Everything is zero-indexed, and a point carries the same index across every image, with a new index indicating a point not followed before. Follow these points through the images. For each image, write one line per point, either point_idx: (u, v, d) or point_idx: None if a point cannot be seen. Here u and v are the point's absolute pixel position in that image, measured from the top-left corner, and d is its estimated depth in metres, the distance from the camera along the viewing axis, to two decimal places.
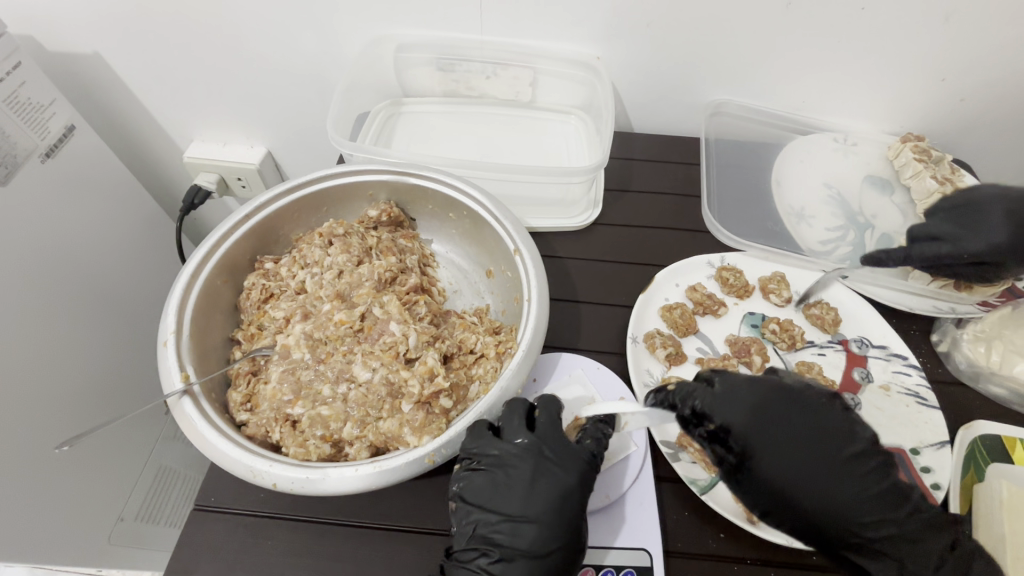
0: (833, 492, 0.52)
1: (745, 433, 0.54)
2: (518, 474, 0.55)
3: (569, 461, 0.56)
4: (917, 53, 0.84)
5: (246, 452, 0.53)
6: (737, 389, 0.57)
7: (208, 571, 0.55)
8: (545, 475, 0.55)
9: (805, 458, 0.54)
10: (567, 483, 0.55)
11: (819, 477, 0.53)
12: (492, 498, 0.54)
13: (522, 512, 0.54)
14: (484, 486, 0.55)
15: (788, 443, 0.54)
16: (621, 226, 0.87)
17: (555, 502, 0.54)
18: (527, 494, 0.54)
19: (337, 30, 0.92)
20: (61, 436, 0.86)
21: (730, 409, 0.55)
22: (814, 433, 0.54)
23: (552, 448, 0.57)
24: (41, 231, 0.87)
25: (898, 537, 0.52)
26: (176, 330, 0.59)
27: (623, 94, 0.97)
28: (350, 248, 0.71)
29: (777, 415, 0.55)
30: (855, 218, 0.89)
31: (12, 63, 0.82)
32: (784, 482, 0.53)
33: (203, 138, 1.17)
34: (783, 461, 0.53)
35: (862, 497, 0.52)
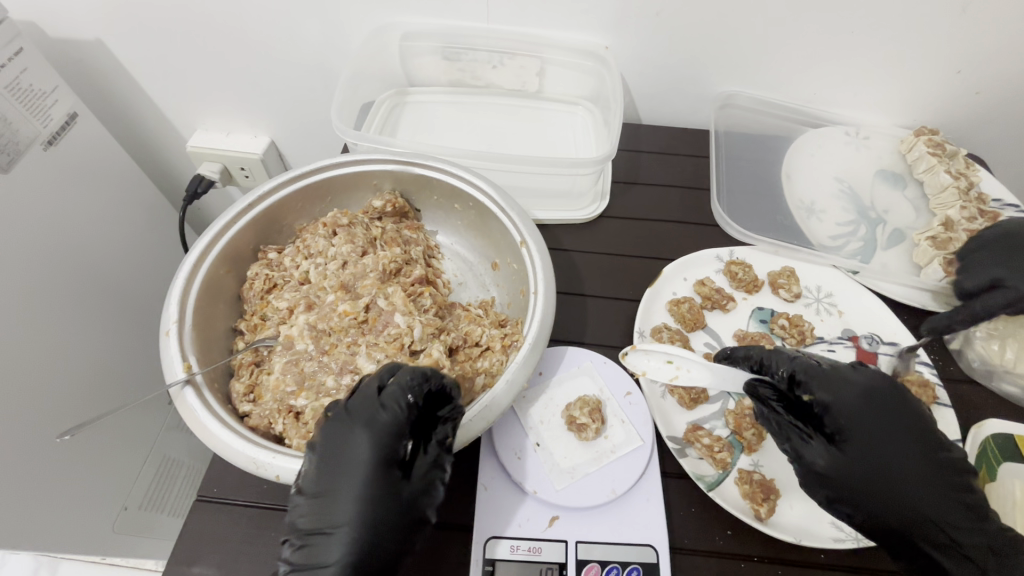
0: (900, 481, 0.53)
1: (845, 410, 0.56)
2: (325, 443, 0.51)
3: (367, 420, 0.52)
4: (933, 44, 0.83)
5: (248, 443, 0.52)
6: (845, 371, 0.58)
7: (209, 565, 0.55)
8: (353, 446, 0.50)
9: (892, 449, 0.54)
10: (360, 445, 0.50)
11: (897, 462, 0.54)
12: (314, 478, 0.50)
13: (325, 487, 0.49)
14: (314, 470, 0.50)
15: (882, 429, 0.55)
16: (628, 219, 0.86)
17: (355, 465, 0.50)
18: (337, 468, 0.50)
19: (342, 17, 0.91)
20: (62, 425, 0.86)
21: (835, 387, 0.57)
22: (905, 425, 0.56)
23: (356, 408, 0.52)
24: (43, 218, 0.87)
25: (949, 536, 0.51)
26: (178, 320, 0.59)
27: (632, 86, 0.96)
28: (354, 238, 0.70)
29: (880, 403, 0.56)
30: (866, 214, 0.88)
31: (13, 48, 0.81)
32: (858, 461, 0.54)
33: (206, 127, 1.16)
34: (871, 444, 0.55)
35: (927, 489, 0.53)
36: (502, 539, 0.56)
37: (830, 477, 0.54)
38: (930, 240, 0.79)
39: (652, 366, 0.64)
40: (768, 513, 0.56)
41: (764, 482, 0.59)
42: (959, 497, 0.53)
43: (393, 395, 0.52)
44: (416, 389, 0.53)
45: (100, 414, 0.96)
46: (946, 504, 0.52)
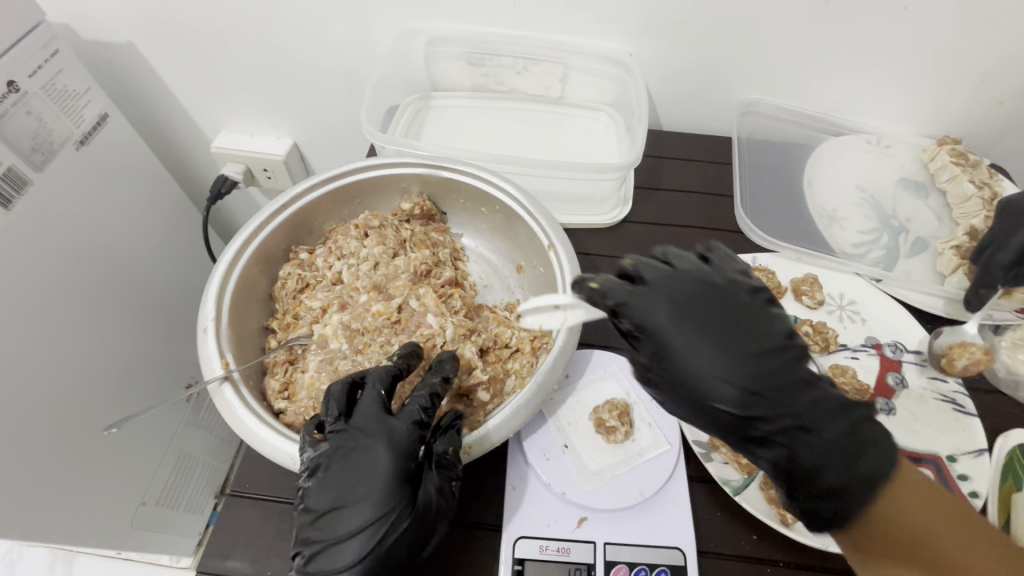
0: (726, 385, 0.50)
1: (660, 326, 0.53)
2: (336, 453, 0.52)
3: (381, 432, 0.53)
4: (957, 54, 0.83)
5: (286, 440, 0.53)
6: (659, 286, 0.55)
7: (243, 559, 0.55)
8: (364, 459, 0.51)
9: (745, 364, 0.50)
10: (375, 454, 0.52)
11: (718, 363, 0.51)
12: (324, 489, 0.51)
13: (336, 499, 0.50)
14: (323, 482, 0.51)
15: (704, 336, 0.52)
16: (650, 224, 0.87)
17: (367, 477, 0.51)
18: (347, 481, 0.51)
19: (369, 23, 0.92)
20: (110, 418, 0.93)
21: (649, 306, 0.54)
22: (732, 322, 0.52)
23: (365, 423, 0.53)
24: (72, 215, 0.88)
25: (795, 428, 0.49)
26: (215, 318, 0.60)
27: (654, 92, 0.97)
28: (386, 240, 0.71)
29: (702, 305, 0.53)
30: (888, 222, 0.88)
31: (50, 51, 0.83)
32: (679, 372, 0.52)
33: (230, 128, 1.17)
34: (693, 351, 0.51)
35: (752, 387, 0.50)
36: (530, 539, 0.57)
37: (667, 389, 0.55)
38: (954, 249, 0.80)
39: (543, 318, 0.65)
40: (795, 519, 0.57)
41: None
42: (816, 403, 0.50)
43: (411, 414, 0.54)
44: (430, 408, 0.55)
45: (140, 410, 1.02)
46: (783, 398, 0.50)
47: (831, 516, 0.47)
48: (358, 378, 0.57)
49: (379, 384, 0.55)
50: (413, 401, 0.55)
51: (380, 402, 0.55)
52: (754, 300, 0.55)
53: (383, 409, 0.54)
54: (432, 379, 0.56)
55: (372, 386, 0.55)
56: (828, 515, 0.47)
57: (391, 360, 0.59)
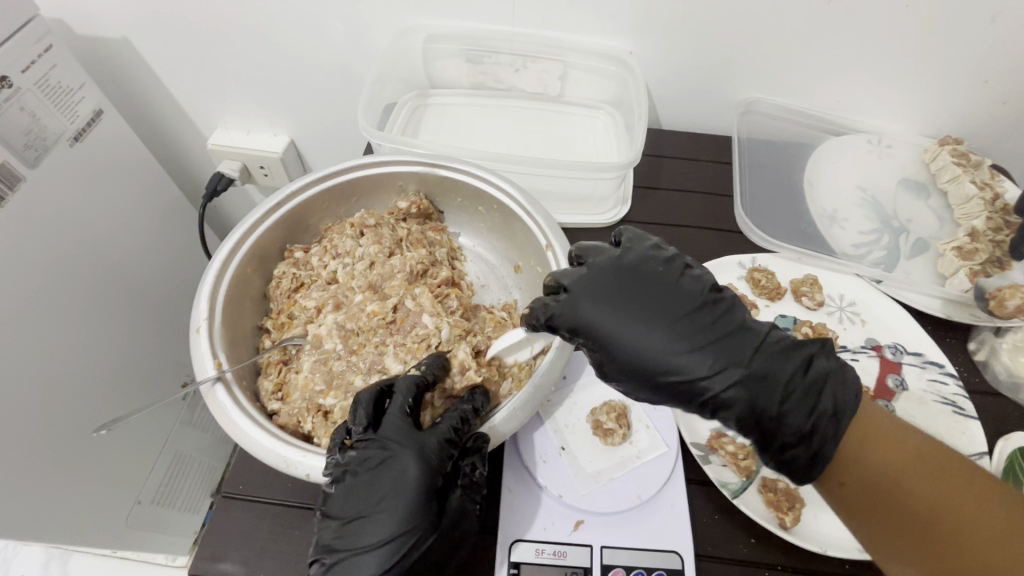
0: (673, 361, 0.51)
1: (596, 323, 0.52)
2: (365, 463, 0.52)
3: (411, 444, 0.52)
4: (961, 53, 0.82)
5: (278, 442, 0.52)
6: (580, 286, 0.54)
7: (236, 561, 0.55)
8: (390, 471, 0.52)
9: (688, 336, 0.51)
10: (404, 466, 0.51)
11: (657, 344, 0.51)
12: (350, 497, 0.51)
13: (360, 509, 0.51)
14: (349, 491, 0.51)
15: (643, 323, 0.52)
16: (649, 224, 0.86)
17: (393, 490, 0.51)
18: (373, 492, 0.51)
19: (366, 19, 0.91)
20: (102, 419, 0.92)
21: (578, 306, 0.53)
22: (655, 299, 0.53)
23: (396, 434, 0.53)
24: (66, 212, 0.87)
25: (751, 390, 0.50)
26: (208, 318, 0.59)
27: (654, 90, 0.96)
28: (382, 239, 0.70)
29: (621, 289, 0.53)
30: (889, 222, 0.87)
31: (44, 45, 0.82)
32: (623, 362, 0.52)
33: (226, 125, 1.16)
34: (629, 338, 0.52)
35: (697, 355, 0.51)
36: (527, 541, 0.57)
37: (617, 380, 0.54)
38: (955, 250, 0.79)
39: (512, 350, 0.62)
40: (793, 521, 0.56)
41: (789, 490, 0.59)
42: (768, 353, 0.51)
43: (440, 429, 0.54)
44: (463, 427, 0.55)
45: (134, 410, 1.02)
46: (735, 360, 0.50)
47: (809, 462, 0.50)
48: (386, 387, 0.56)
49: (408, 394, 0.55)
50: (447, 419, 0.55)
51: (407, 413, 0.54)
52: (671, 270, 0.55)
53: (411, 420, 0.54)
54: (463, 406, 0.56)
55: (401, 392, 0.55)
56: (805, 460, 0.50)
57: (418, 369, 0.58)
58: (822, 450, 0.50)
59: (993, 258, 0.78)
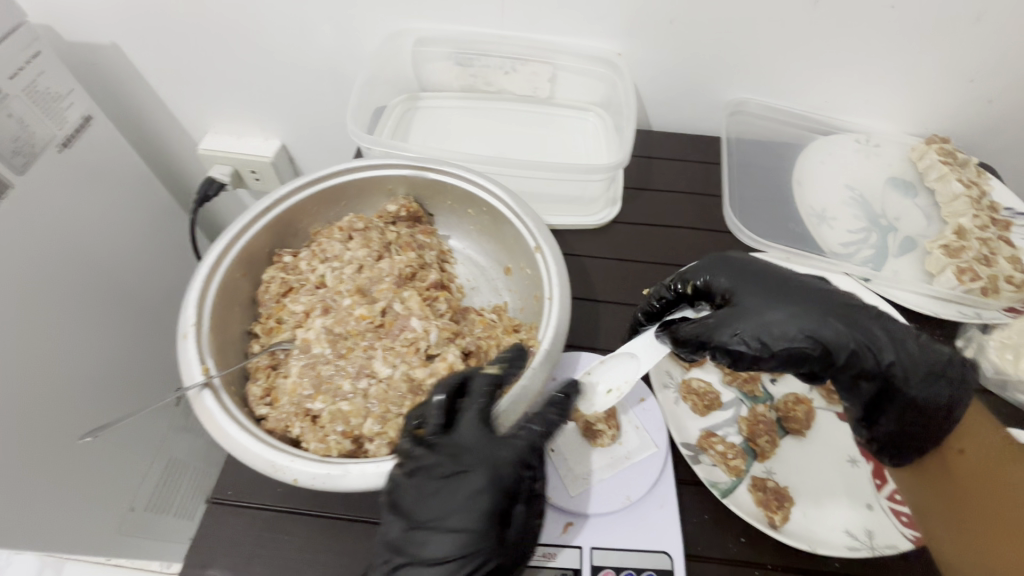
0: (804, 311, 0.57)
1: (734, 283, 0.61)
2: (432, 472, 0.51)
3: (482, 461, 0.52)
4: (945, 52, 0.83)
5: (267, 447, 0.52)
6: (718, 259, 0.64)
7: (224, 567, 0.55)
8: (467, 481, 0.51)
9: (816, 299, 0.59)
10: (473, 483, 0.51)
11: (792, 300, 0.58)
12: (420, 505, 0.50)
13: (431, 517, 0.50)
14: (418, 497, 0.51)
15: (775, 284, 0.60)
16: (639, 225, 0.86)
17: (462, 501, 0.50)
18: (446, 500, 0.50)
19: (355, 23, 0.91)
20: (85, 427, 0.90)
21: (716, 273, 0.63)
22: (773, 271, 0.62)
23: (468, 443, 0.53)
24: (55, 218, 0.87)
25: (885, 338, 0.57)
26: (196, 323, 0.59)
27: (643, 91, 0.96)
28: (370, 243, 0.71)
29: (754, 264, 0.63)
30: (877, 221, 0.88)
31: (31, 51, 0.82)
32: (766, 316, 0.56)
33: (217, 130, 1.16)
34: (766, 295, 0.59)
35: (831, 309, 0.58)
36: None
37: (759, 339, 0.55)
38: (942, 248, 0.79)
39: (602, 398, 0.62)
40: (782, 520, 0.57)
41: (777, 489, 0.60)
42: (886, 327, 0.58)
43: (514, 437, 0.53)
44: (542, 437, 0.54)
45: (123, 415, 1.00)
46: (863, 316, 0.59)
47: (947, 399, 0.56)
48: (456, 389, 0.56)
49: (482, 398, 0.55)
50: (526, 428, 0.54)
51: (480, 417, 0.54)
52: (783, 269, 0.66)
53: (483, 426, 0.54)
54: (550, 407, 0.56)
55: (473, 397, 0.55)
56: (945, 398, 0.56)
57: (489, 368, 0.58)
58: (957, 390, 0.57)
59: (980, 255, 0.77)
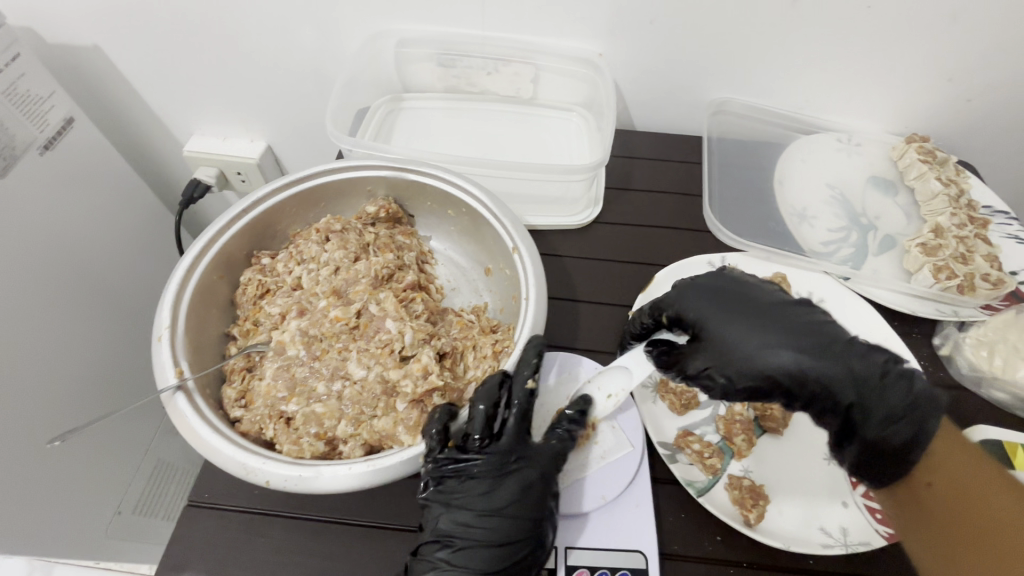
0: (768, 348, 0.57)
1: (702, 314, 0.61)
2: (490, 469, 0.56)
3: (536, 460, 0.57)
4: (924, 52, 0.83)
5: (239, 449, 0.52)
6: (694, 284, 0.64)
7: (199, 570, 0.55)
8: (522, 478, 0.55)
9: (785, 331, 0.58)
10: (529, 480, 0.55)
11: (760, 332, 0.58)
12: (473, 498, 0.54)
13: (485, 509, 0.54)
14: (471, 491, 0.55)
15: (743, 316, 0.59)
16: (620, 224, 0.86)
17: (515, 499, 0.54)
18: (499, 495, 0.55)
19: (337, 24, 0.91)
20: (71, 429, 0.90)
21: (689, 301, 0.63)
22: (752, 297, 0.61)
23: (520, 444, 0.58)
24: (38, 221, 0.87)
25: (850, 373, 0.56)
26: (170, 325, 0.59)
27: (626, 92, 0.97)
28: (347, 244, 0.70)
29: (728, 290, 0.62)
30: (858, 220, 0.88)
31: (11, 54, 0.82)
32: (729, 350, 0.58)
33: (202, 131, 1.16)
34: (732, 326, 0.59)
35: (799, 342, 0.57)
36: None
37: (717, 374, 0.58)
38: (920, 247, 0.80)
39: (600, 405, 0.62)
40: (757, 519, 0.57)
41: (753, 487, 0.60)
42: (857, 358, 0.57)
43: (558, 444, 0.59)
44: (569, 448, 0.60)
45: (94, 418, 0.96)
46: (833, 349, 0.57)
47: (906, 441, 0.54)
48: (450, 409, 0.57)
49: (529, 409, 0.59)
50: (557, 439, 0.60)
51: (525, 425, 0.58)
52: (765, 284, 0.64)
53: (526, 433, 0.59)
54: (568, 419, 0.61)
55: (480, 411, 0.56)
56: (904, 439, 0.54)
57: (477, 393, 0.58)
58: (916, 431, 0.54)
59: (957, 253, 0.78)
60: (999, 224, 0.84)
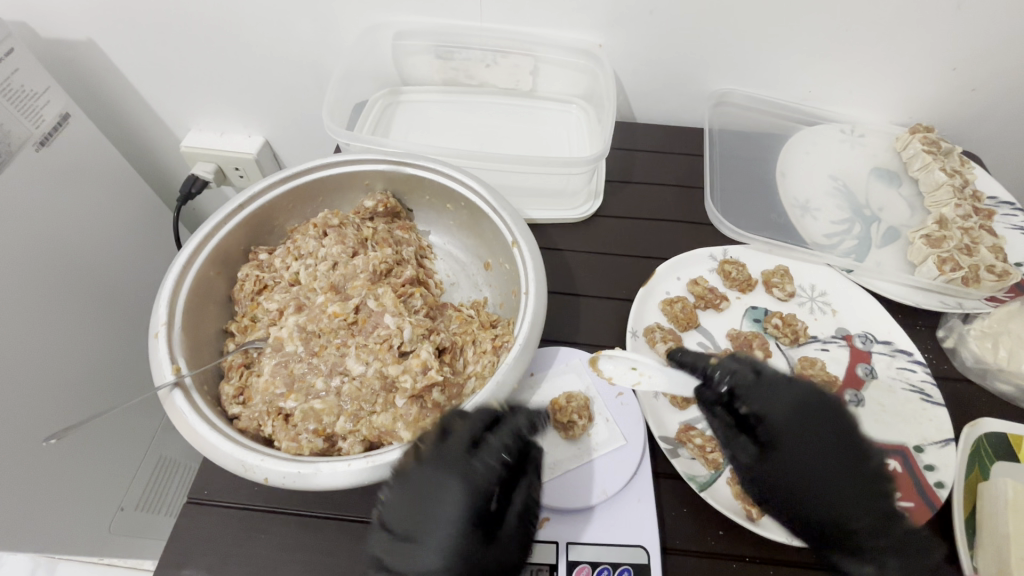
0: (822, 490, 0.53)
1: (773, 420, 0.56)
2: (416, 485, 0.50)
3: (460, 471, 0.51)
4: (929, 41, 0.82)
5: (237, 446, 0.52)
6: (782, 386, 0.57)
7: (199, 568, 0.54)
8: (447, 494, 0.50)
9: (850, 483, 0.53)
10: (455, 493, 0.50)
11: (826, 474, 0.53)
12: (403, 517, 0.50)
13: (411, 529, 0.49)
14: (402, 510, 0.50)
15: (816, 447, 0.54)
16: (621, 218, 0.85)
17: (444, 517, 0.49)
18: (428, 514, 0.49)
19: (334, 16, 0.90)
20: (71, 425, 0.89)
21: (768, 401, 0.57)
22: (844, 433, 0.55)
23: (449, 458, 0.51)
24: (35, 218, 0.86)
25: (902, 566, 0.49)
26: (167, 322, 0.58)
27: (626, 83, 0.95)
28: (345, 239, 0.69)
29: (816, 414, 0.56)
30: (861, 211, 0.88)
31: (5, 48, 0.81)
32: (785, 468, 0.55)
33: (199, 126, 1.15)
34: (807, 447, 0.55)
35: (858, 507, 0.52)
36: None
37: (756, 480, 0.56)
38: (924, 238, 0.79)
39: (617, 371, 0.65)
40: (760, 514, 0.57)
41: None
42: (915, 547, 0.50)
43: (492, 454, 0.52)
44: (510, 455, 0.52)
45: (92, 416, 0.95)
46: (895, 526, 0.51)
47: None
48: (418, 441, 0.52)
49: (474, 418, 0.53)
50: (499, 441, 0.52)
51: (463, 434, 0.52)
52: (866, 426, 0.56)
53: (467, 442, 0.52)
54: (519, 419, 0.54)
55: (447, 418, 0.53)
56: None
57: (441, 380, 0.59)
58: None
59: (962, 244, 0.77)
60: (1004, 215, 0.84)
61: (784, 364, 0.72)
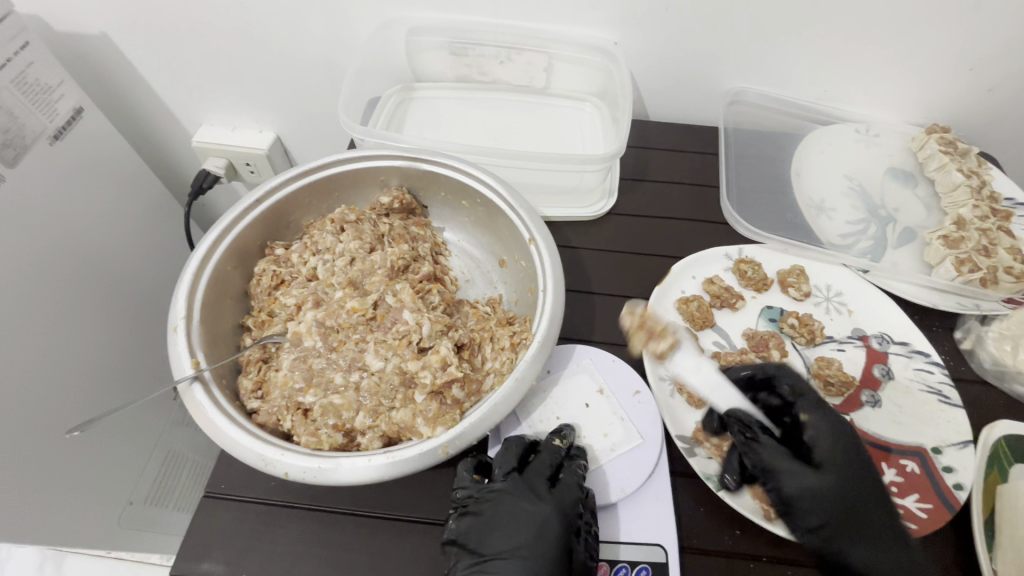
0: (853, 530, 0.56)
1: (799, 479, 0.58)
2: (504, 508, 0.56)
3: (550, 501, 0.56)
4: (948, 41, 0.82)
5: (257, 441, 0.52)
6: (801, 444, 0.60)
7: (218, 561, 0.54)
8: (530, 516, 0.55)
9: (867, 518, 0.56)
10: (544, 520, 0.55)
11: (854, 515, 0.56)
12: (485, 539, 0.55)
13: (498, 549, 0.54)
14: (480, 529, 0.55)
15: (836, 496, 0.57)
16: (635, 216, 0.85)
17: (532, 537, 0.54)
18: (511, 534, 0.55)
19: (348, 12, 0.90)
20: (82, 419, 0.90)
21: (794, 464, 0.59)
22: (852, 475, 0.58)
23: (534, 485, 0.57)
24: (48, 213, 0.86)
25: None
26: (186, 316, 0.59)
27: (640, 81, 0.95)
28: (362, 235, 0.70)
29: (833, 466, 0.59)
30: (877, 212, 0.87)
31: (19, 43, 0.80)
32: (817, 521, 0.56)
33: (211, 122, 1.15)
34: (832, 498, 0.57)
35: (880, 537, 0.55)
36: None
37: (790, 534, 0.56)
38: (941, 239, 0.79)
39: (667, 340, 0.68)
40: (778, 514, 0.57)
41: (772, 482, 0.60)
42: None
43: (568, 483, 0.57)
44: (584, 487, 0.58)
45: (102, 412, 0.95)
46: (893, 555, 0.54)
47: None
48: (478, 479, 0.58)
49: (549, 454, 0.59)
50: (571, 474, 0.58)
51: (543, 466, 0.58)
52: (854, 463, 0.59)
53: (547, 473, 0.58)
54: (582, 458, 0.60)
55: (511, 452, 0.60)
56: None
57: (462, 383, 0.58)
58: None
59: (980, 246, 0.76)
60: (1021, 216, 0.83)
61: (801, 364, 0.71)
